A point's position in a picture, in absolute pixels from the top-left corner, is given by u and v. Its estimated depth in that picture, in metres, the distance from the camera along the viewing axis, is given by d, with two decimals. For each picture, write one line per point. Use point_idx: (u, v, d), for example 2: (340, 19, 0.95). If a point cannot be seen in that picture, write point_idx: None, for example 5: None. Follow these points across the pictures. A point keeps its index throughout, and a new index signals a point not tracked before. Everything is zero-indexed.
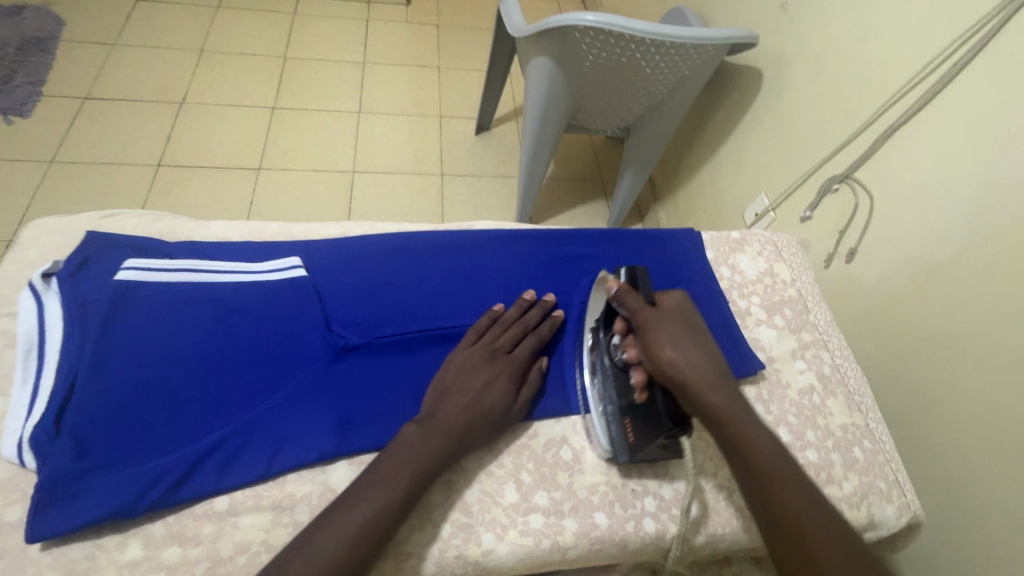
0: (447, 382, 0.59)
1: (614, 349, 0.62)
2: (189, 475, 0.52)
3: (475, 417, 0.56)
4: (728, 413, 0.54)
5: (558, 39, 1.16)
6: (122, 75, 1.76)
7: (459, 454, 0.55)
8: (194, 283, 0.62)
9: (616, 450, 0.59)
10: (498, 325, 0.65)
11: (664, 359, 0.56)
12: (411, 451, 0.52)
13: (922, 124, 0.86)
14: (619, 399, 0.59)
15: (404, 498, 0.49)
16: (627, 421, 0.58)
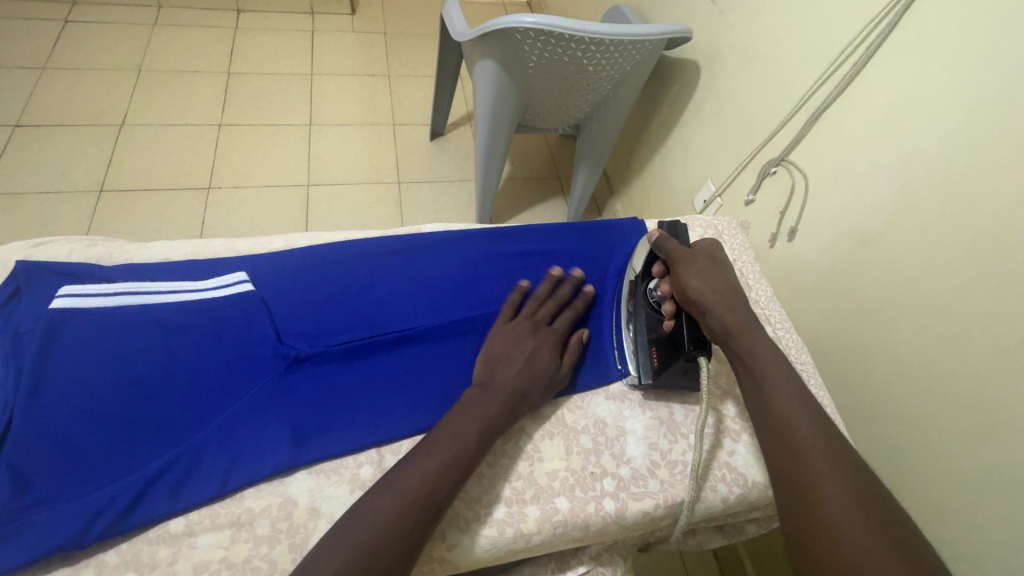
0: (497, 352, 0.65)
1: (650, 289, 0.71)
2: (139, 500, 0.52)
3: (531, 380, 0.63)
4: (741, 330, 0.63)
5: (500, 41, 1.17)
6: (56, 100, 1.70)
7: (510, 422, 0.60)
8: (135, 306, 0.61)
9: (641, 373, 0.67)
10: (533, 299, 0.71)
11: (691, 286, 0.66)
12: (472, 407, 0.58)
13: (843, 107, 0.91)
14: (649, 332, 0.68)
15: (473, 453, 0.55)
16: (654, 348, 0.67)
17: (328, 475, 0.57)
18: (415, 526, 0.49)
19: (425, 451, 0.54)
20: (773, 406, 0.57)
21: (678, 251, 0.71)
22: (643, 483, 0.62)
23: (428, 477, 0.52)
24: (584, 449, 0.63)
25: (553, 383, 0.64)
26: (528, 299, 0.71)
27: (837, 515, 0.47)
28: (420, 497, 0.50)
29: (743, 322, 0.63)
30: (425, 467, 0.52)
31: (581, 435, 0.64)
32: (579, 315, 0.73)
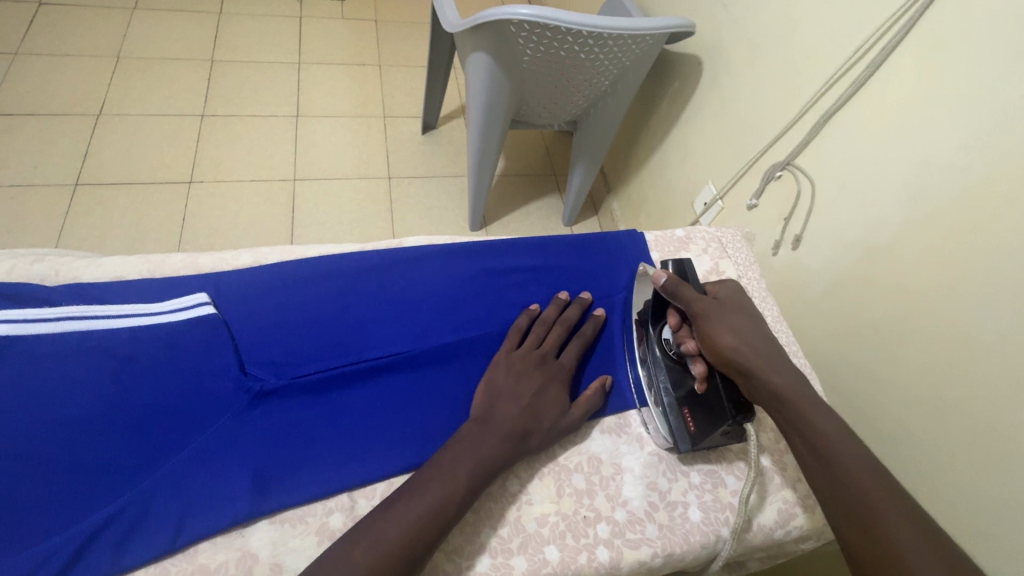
0: (499, 384, 0.59)
1: (666, 343, 0.64)
2: (79, 557, 0.46)
3: (535, 419, 0.57)
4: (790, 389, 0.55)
5: (493, 34, 1.10)
6: (27, 87, 1.61)
7: (513, 459, 0.55)
8: (82, 332, 0.55)
9: (676, 440, 0.60)
10: (540, 324, 0.66)
11: (725, 342, 0.58)
12: (469, 450, 0.52)
13: (855, 111, 0.85)
14: (676, 390, 0.62)
15: (471, 495, 0.50)
16: (687, 411, 0.60)
17: (292, 525, 0.51)
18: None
19: (405, 498, 0.48)
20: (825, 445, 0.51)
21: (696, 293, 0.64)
22: (640, 528, 0.57)
23: (407, 528, 0.46)
24: (576, 490, 0.58)
25: (559, 425, 0.59)
26: (536, 324, 0.66)
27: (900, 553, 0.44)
28: (397, 550, 0.45)
29: (792, 383, 0.56)
30: (406, 515, 0.47)
31: (573, 475, 0.59)
32: (586, 346, 0.68)
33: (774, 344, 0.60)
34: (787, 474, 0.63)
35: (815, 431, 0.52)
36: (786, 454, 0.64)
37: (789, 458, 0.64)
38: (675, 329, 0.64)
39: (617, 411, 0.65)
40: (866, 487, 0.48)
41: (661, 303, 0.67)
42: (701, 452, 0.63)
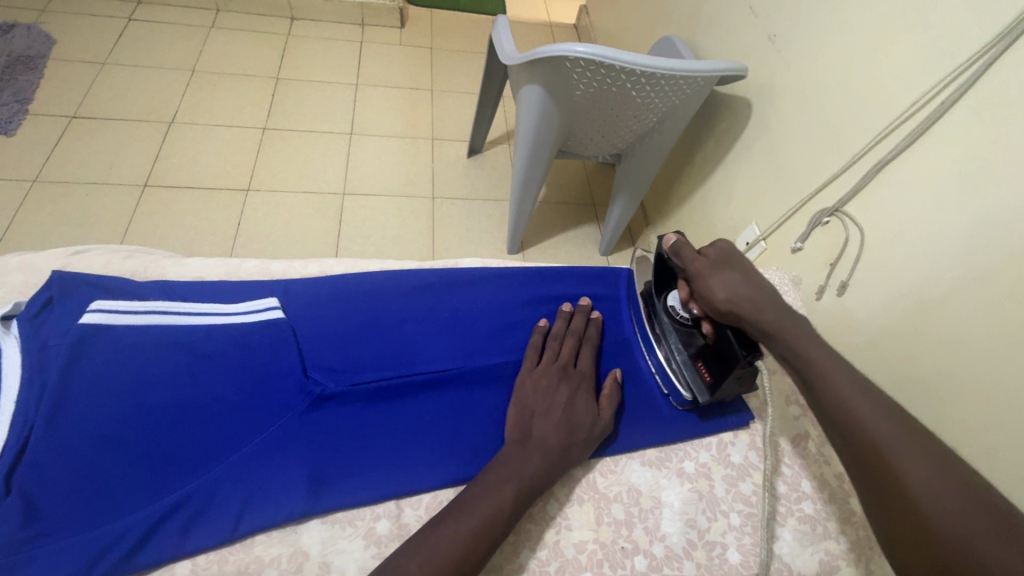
0: (530, 407, 0.60)
1: (674, 309, 0.71)
2: (147, 539, 0.49)
3: (572, 432, 0.59)
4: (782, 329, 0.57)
5: (548, 68, 1.15)
6: (111, 94, 1.75)
7: (559, 471, 0.56)
8: (165, 327, 0.60)
9: (695, 391, 0.66)
10: (552, 339, 0.68)
11: (718, 297, 0.62)
12: (514, 466, 0.54)
13: (910, 161, 0.84)
14: (687, 349, 0.69)
15: (521, 508, 0.52)
16: (701, 365, 0.67)
17: (342, 527, 0.54)
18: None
19: (456, 515, 0.49)
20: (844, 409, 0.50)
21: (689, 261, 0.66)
22: (678, 565, 0.57)
23: (459, 543, 0.47)
24: (615, 520, 0.59)
25: (593, 433, 0.60)
26: (549, 340, 0.68)
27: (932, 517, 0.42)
28: (452, 567, 0.46)
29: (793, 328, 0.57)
30: (454, 529, 0.48)
31: (613, 504, 0.60)
32: (597, 351, 0.70)
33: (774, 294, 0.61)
34: (830, 526, 0.61)
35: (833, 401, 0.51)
36: (829, 504, 0.63)
37: (832, 509, 0.63)
38: (682, 299, 0.69)
39: (658, 444, 0.65)
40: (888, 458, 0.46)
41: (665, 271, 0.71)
42: (741, 494, 0.63)
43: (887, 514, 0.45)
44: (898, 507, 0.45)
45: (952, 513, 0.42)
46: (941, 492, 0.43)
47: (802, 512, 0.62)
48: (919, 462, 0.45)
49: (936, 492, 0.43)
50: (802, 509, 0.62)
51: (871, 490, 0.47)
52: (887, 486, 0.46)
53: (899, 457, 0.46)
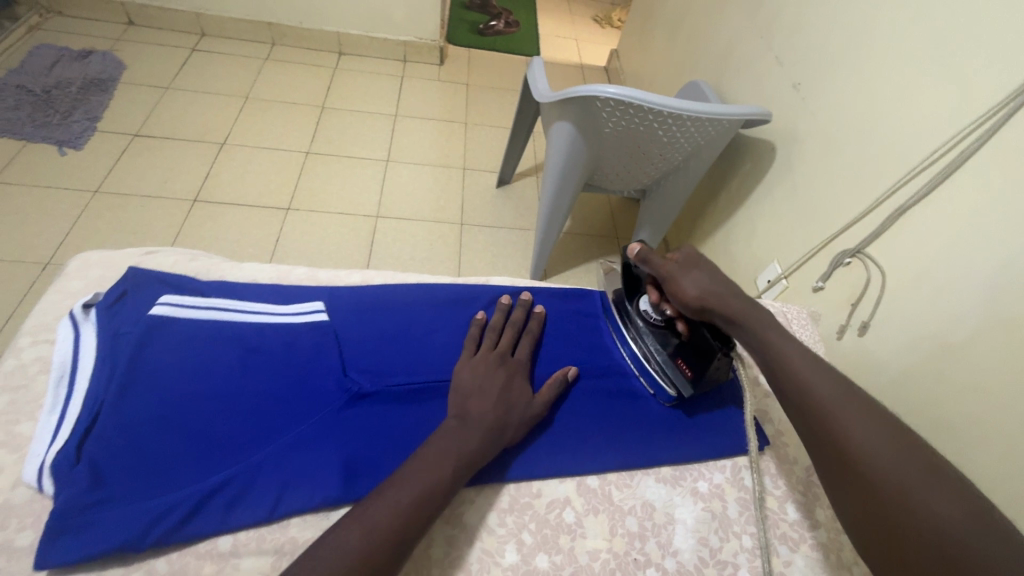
0: (469, 387, 0.63)
1: (646, 312, 0.76)
2: (196, 513, 0.53)
3: (507, 410, 0.62)
4: (745, 317, 0.65)
5: (579, 107, 1.22)
6: (171, 116, 1.89)
7: (495, 446, 0.59)
8: (223, 322, 0.66)
9: (679, 387, 0.70)
10: (490, 330, 0.71)
11: (689, 295, 0.68)
12: (452, 442, 0.57)
13: (931, 206, 0.87)
14: (665, 350, 0.73)
15: (457, 481, 0.55)
16: (681, 362, 0.71)
17: None
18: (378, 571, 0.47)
19: (395, 486, 0.52)
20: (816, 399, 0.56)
21: (646, 258, 0.75)
22: None
23: (395, 512, 0.50)
24: (629, 532, 0.61)
25: (529, 413, 0.64)
26: (487, 331, 0.71)
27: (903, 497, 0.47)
28: (389, 532, 0.48)
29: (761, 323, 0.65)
30: (394, 498, 0.51)
31: (627, 517, 0.62)
32: (536, 343, 0.73)
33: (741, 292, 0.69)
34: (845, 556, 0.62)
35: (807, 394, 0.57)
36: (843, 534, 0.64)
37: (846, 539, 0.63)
38: (654, 302, 0.75)
39: (673, 462, 0.67)
40: (853, 443, 0.51)
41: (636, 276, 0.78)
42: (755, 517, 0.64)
43: (846, 493, 0.51)
44: (851, 475, 0.51)
45: (909, 483, 0.48)
46: (907, 474, 0.48)
47: (816, 539, 0.63)
48: (877, 438, 0.51)
49: (895, 465, 0.49)
50: (817, 536, 0.63)
51: (831, 464, 0.52)
52: (850, 461, 0.51)
53: (859, 434, 0.52)
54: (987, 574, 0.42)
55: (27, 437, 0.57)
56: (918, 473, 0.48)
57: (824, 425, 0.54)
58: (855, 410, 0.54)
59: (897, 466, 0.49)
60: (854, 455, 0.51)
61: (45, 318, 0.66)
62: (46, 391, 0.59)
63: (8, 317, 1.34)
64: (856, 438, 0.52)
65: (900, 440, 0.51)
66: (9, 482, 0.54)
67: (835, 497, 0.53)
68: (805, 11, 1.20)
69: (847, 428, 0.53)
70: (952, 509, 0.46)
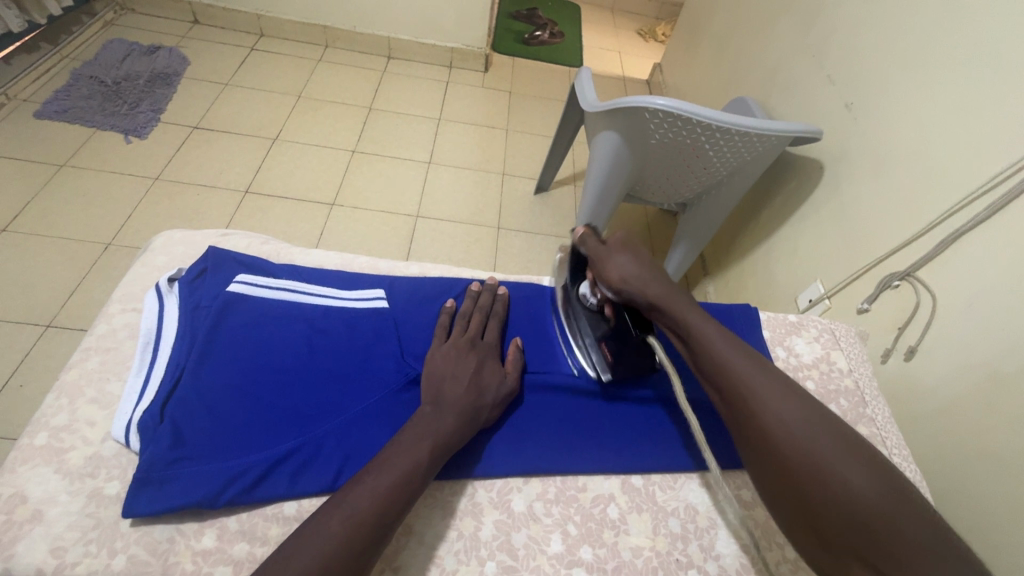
0: (439, 372, 0.63)
1: (585, 297, 0.74)
2: (264, 478, 0.56)
3: (480, 394, 0.62)
4: (664, 300, 0.64)
5: (628, 117, 1.23)
6: (229, 111, 1.98)
7: (468, 429, 0.60)
8: (292, 303, 0.70)
9: (599, 369, 0.70)
10: (459, 318, 0.71)
11: (613, 278, 0.68)
12: (431, 426, 0.57)
13: (987, 232, 0.85)
14: (595, 332, 0.72)
15: (433, 467, 0.55)
16: (604, 346, 0.70)
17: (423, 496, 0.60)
18: (359, 552, 0.47)
19: (374, 473, 0.52)
20: (736, 379, 0.55)
21: (592, 247, 0.73)
22: None
23: (375, 497, 0.50)
24: (672, 533, 0.62)
25: (500, 394, 0.65)
26: (455, 320, 0.71)
27: (821, 473, 0.48)
28: (371, 519, 0.49)
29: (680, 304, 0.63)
30: (371, 489, 0.51)
31: (670, 517, 0.63)
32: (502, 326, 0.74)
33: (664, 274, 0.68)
34: None
35: (726, 372, 0.56)
36: None
37: None
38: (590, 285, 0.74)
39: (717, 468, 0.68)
40: (770, 421, 0.51)
41: (579, 260, 0.78)
42: None
43: (764, 471, 0.51)
44: (771, 455, 0.50)
45: (824, 459, 0.48)
46: (824, 449, 0.49)
47: None
48: (795, 413, 0.51)
49: (812, 441, 0.49)
50: None
51: (754, 447, 0.52)
52: (766, 441, 0.51)
53: (780, 414, 0.51)
54: (900, 542, 0.44)
55: (116, 396, 0.62)
56: (830, 443, 0.49)
57: (741, 402, 0.54)
58: (770, 384, 0.54)
59: (810, 440, 0.49)
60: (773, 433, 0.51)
61: (133, 290, 0.72)
62: (134, 355, 0.64)
63: (72, 291, 1.42)
64: (776, 417, 0.51)
65: (814, 411, 0.51)
66: (99, 436, 0.59)
67: (757, 477, 0.53)
68: (860, 31, 1.19)
69: (765, 405, 0.52)
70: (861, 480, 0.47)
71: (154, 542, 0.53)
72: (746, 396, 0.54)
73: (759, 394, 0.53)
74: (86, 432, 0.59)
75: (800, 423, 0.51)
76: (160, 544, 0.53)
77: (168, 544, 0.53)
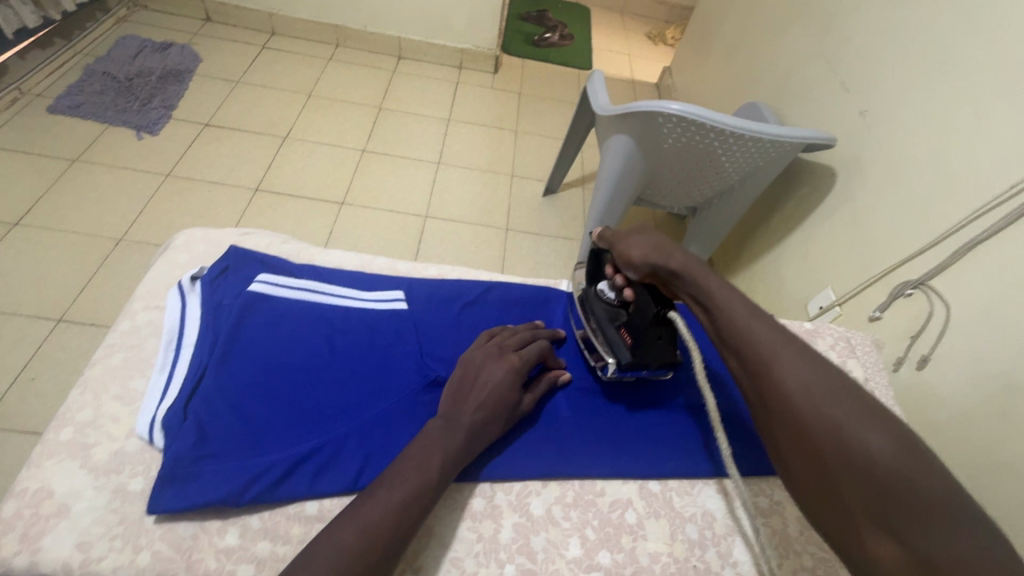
0: (469, 379, 0.63)
1: (603, 291, 0.74)
2: (286, 477, 0.57)
3: (491, 410, 0.61)
4: (687, 269, 0.63)
5: (641, 121, 1.23)
6: (240, 109, 1.99)
7: (470, 447, 0.58)
8: (312, 303, 0.70)
9: (618, 352, 0.69)
10: (512, 332, 0.71)
11: (636, 256, 0.67)
12: (446, 442, 0.56)
13: (1003, 242, 0.85)
14: (612, 321, 0.71)
15: (441, 486, 0.54)
16: (623, 330, 0.70)
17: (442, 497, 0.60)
18: (370, 567, 0.47)
19: (387, 486, 0.52)
20: (751, 341, 0.53)
21: (613, 234, 0.74)
22: None
23: (388, 512, 0.50)
24: (689, 540, 0.62)
25: (514, 414, 0.64)
26: (508, 333, 0.71)
27: (839, 437, 0.46)
28: (381, 534, 0.48)
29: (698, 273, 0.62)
30: (386, 500, 0.50)
31: (687, 524, 0.63)
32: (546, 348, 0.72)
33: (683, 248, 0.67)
34: None
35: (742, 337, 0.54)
36: None
37: None
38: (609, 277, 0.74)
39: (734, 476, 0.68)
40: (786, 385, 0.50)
41: (599, 257, 0.78)
42: (814, 538, 0.64)
43: (785, 441, 0.49)
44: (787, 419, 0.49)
45: (843, 422, 0.46)
46: (843, 413, 0.47)
47: None
48: (813, 376, 0.49)
49: (831, 405, 0.47)
50: None
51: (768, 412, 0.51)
52: (782, 405, 0.49)
53: (799, 378, 0.49)
54: (920, 510, 0.42)
55: (139, 392, 0.63)
56: (850, 406, 0.47)
57: (759, 368, 0.52)
58: (787, 348, 0.52)
59: (828, 405, 0.48)
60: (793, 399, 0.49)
61: (156, 287, 0.72)
62: (157, 353, 0.65)
63: (83, 285, 1.43)
64: (793, 381, 0.50)
65: (832, 375, 0.49)
66: (124, 432, 0.59)
67: (773, 444, 0.51)
68: (875, 39, 1.19)
69: (786, 372, 0.50)
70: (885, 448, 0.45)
71: (178, 539, 0.53)
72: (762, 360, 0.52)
73: (776, 357, 0.51)
74: (110, 428, 0.59)
75: (826, 392, 0.48)
76: (184, 540, 0.54)
77: (192, 541, 0.54)
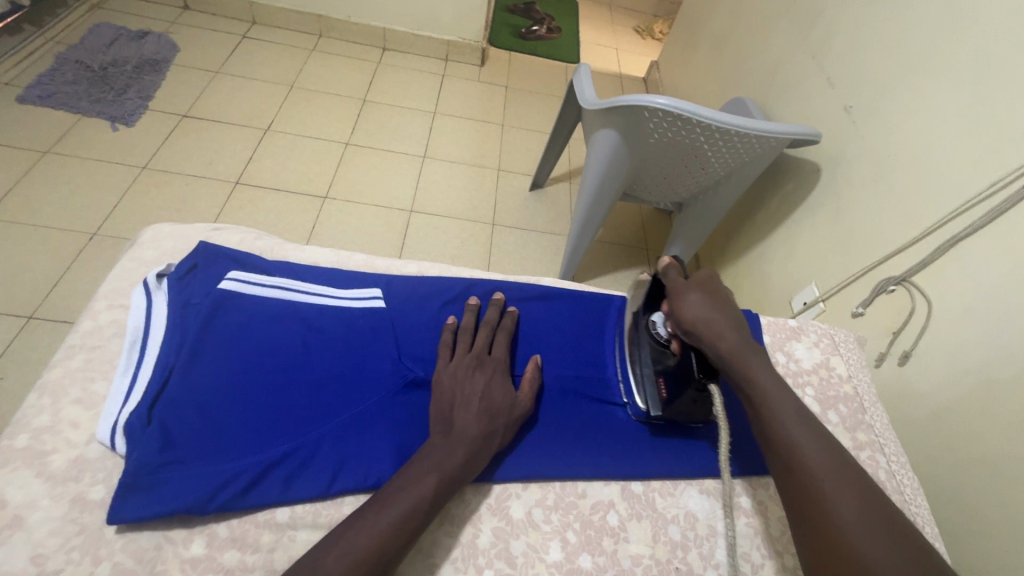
0: (453, 395, 0.62)
1: (654, 326, 0.72)
2: (256, 483, 0.55)
3: (493, 419, 0.60)
4: (733, 354, 0.61)
5: (626, 116, 1.22)
6: (220, 100, 1.94)
7: (480, 460, 0.58)
8: (285, 301, 0.68)
9: (649, 404, 0.68)
10: (464, 333, 0.69)
11: (686, 317, 0.65)
12: (439, 456, 0.55)
13: (983, 239, 0.85)
14: (655, 364, 0.69)
15: (438, 502, 0.53)
16: (662, 381, 0.68)
17: None
18: None
19: (376, 507, 0.50)
20: (787, 433, 0.55)
21: (672, 281, 0.70)
22: None
23: (378, 534, 0.48)
24: (672, 541, 0.61)
25: (512, 416, 0.63)
26: (460, 335, 0.69)
27: (856, 541, 0.46)
28: (372, 557, 0.47)
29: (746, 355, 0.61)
30: (375, 522, 0.49)
31: (669, 525, 0.62)
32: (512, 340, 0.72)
33: (742, 326, 0.65)
34: None
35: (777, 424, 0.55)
36: None
37: None
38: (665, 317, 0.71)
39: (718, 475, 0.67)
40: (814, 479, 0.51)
41: (655, 292, 0.74)
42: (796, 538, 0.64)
43: (805, 531, 0.50)
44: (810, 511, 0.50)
45: (863, 531, 0.47)
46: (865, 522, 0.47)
47: None
48: (842, 483, 0.50)
49: (855, 511, 0.48)
50: None
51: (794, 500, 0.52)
52: (807, 497, 0.51)
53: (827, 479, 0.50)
54: None
55: (101, 395, 0.60)
56: (876, 520, 0.47)
57: (786, 450, 0.54)
58: (822, 449, 0.53)
59: (853, 509, 0.48)
60: (810, 486, 0.50)
61: (121, 285, 0.69)
62: (119, 353, 0.62)
63: (55, 281, 1.38)
64: (822, 480, 0.51)
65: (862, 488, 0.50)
66: (84, 438, 0.57)
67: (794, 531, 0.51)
68: (860, 35, 1.19)
69: (810, 458, 0.52)
70: (895, 563, 0.44)
71: (140, 550, 0.51)
72: (794, 450, 0.53)
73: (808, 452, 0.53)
74: (69, 434, 0.56)
75: (846, 492, 0.49)
76: (146, 551, 0.51)
77: (155, 552, 0.51)
